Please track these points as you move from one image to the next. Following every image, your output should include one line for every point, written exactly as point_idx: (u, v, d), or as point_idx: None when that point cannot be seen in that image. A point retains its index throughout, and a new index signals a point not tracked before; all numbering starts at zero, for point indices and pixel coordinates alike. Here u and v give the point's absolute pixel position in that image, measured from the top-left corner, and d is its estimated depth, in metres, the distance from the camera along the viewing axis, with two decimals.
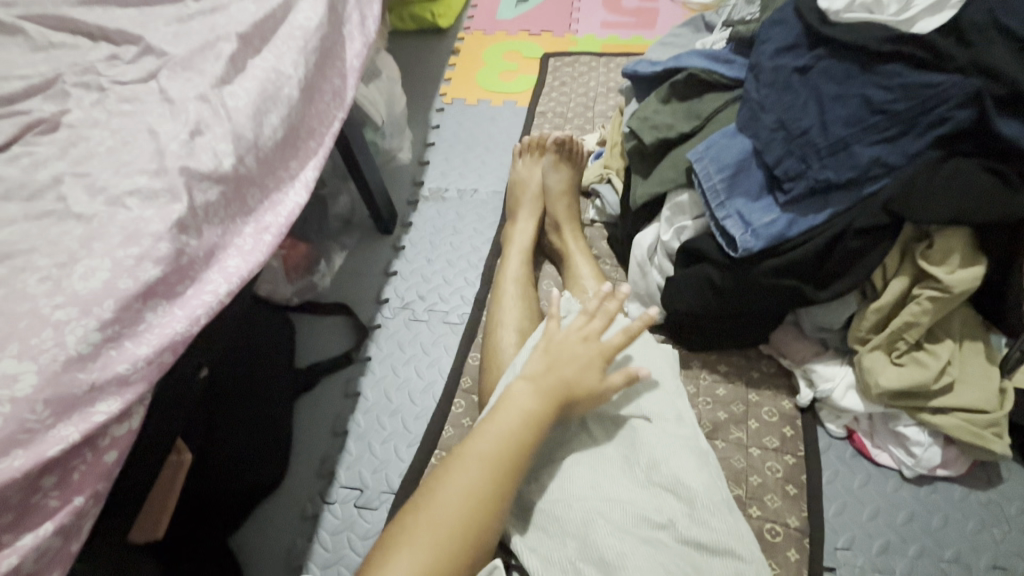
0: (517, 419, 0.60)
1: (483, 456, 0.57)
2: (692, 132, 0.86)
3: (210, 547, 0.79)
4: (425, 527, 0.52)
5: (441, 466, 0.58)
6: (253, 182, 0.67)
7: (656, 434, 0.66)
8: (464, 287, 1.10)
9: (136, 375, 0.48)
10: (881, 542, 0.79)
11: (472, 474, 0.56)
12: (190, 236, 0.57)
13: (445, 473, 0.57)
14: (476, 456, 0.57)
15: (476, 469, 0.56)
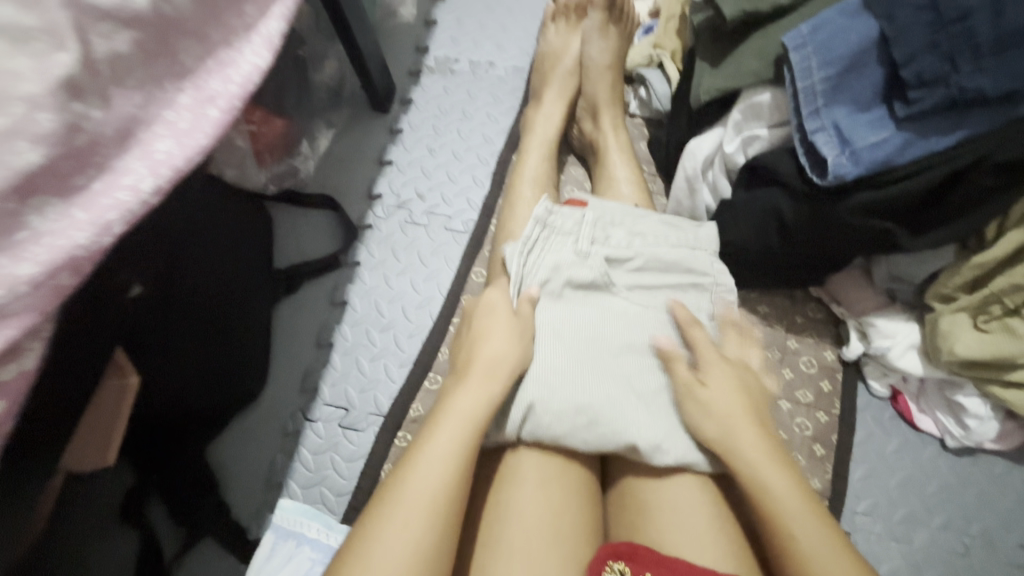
0: (497, 372, 0.56)
1: (462, 418, 0.53)
2: (790, 7, 0.64)
3: (182, 460, 0.72)
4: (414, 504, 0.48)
5: (415, 446, 0.52)
6: (186, 29, 0.48)
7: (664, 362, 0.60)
8: (471, 187, 0.93)
9: (16, 305, 0.35)
10: (905, 511, 0.73)
11: (457, 432, 0.52)
12: (89, 104, 0.40)
13: (427, 438, 0.52)
14: (458, 420, 0.52)
15: (461, 432, 0.52)
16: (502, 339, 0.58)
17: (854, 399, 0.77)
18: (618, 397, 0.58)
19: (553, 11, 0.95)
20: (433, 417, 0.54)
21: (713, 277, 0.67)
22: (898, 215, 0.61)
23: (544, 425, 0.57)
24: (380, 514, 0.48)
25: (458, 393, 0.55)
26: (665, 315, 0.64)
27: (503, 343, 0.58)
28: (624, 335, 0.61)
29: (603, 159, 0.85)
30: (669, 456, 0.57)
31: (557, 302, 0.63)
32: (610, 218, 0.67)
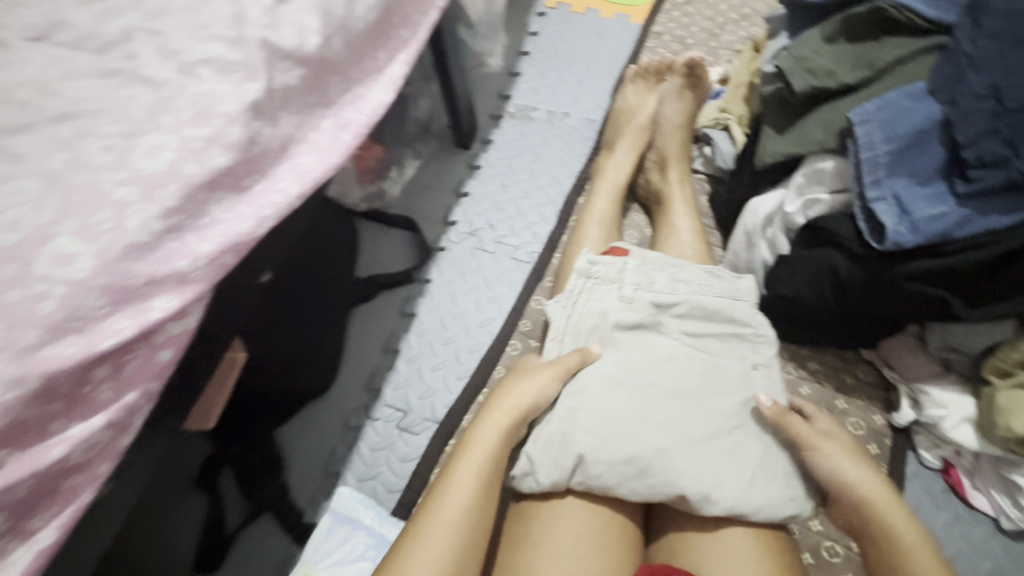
0: (522, 403, 0.58)
1: (483, 449, 0.55)
2: (857, 85, 0.69)
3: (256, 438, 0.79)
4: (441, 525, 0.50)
5: (445, 473, 0.54)
6: (336, 69, 0.59)
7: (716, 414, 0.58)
8: (538, 223, 1.01)
9: (196, 274, 0.44)
10: None
11: (481, 456, 0.54)
12: (265, 123, 0.50)
13: (455, 465, 0.54)
14: (482, 446, 0.55)
15: (482, 454, 0.55)
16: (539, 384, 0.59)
17: (903, 466, 0.77)
18: (668, 446, 0.56)
19: (632, 73, 1.05)
20: (460, 450, 0.56)
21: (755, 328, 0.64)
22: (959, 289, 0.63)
23: (594, 475, 0.55)
24: (410, 536, 0.50)
25: (480, 422, 0.57)
26: (724, 365, 0.62)
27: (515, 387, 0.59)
28: (674, 381, 0.59)
29: (666, 208, 0.90)
30: (718, 505, 0.54)
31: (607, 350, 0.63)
32: (651, 265, 0.67)
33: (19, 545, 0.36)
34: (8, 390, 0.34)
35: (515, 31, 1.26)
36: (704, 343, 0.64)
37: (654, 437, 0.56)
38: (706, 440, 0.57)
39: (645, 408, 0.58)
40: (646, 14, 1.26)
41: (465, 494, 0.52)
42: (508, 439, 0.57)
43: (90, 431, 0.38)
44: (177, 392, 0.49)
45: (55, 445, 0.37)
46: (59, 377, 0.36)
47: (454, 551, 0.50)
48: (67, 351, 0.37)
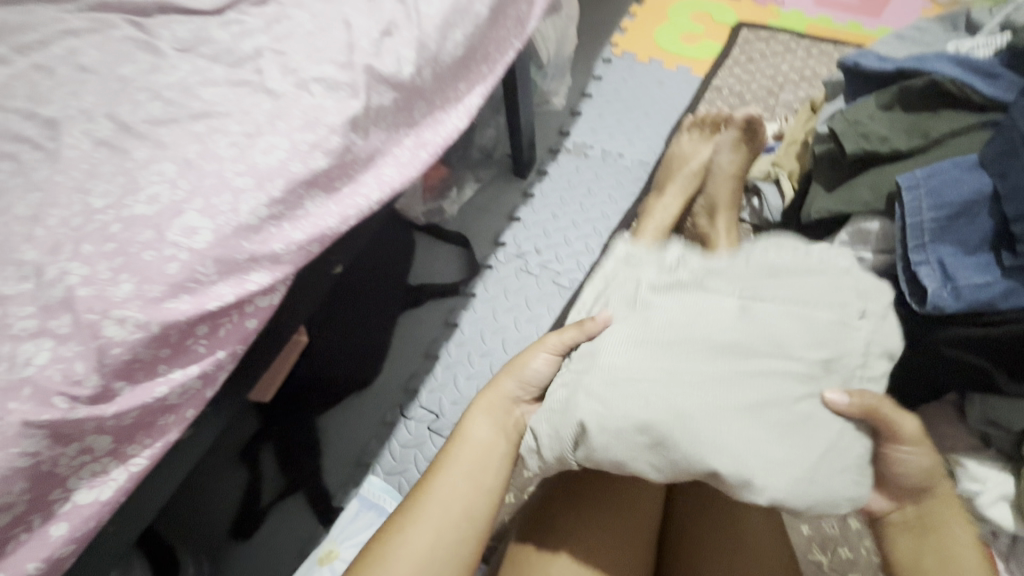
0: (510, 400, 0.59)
1: (469, 446, 0.55)
2: (910, 153, 0.72)
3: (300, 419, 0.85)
4: (431, 518, 0.51)
5: (430, 473, 0.54)
6: (423, 95, 0.66)
7: (774, 378, 0.48)
8: (583, 252, 1.06)
9: (287, 256, 0.50)
10: None
11: (469, 451, 0.55)
12: (359, 135, 0.58)
13: (442, 465, 0.54)
14: (473, 442, 0.55)
15: (470, 450, 0.55)
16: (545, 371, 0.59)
17: None
18: (707, 406, 0.47)
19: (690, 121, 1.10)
20: (447, 447, 0.56)
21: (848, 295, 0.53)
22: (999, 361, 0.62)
23: (600, 447, 0.48)
24: (391, 536, 0.51)
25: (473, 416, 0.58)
26: (801, 347, 0.50)
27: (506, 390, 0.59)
28: (720, 335, 0.50)
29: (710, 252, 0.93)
30: (765, 495, 0.45)
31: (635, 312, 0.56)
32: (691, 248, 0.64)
33: (118, 465, 0.42)
34: (135, 330, 0.41)
35: (581, 74, 1.34)
36: (772, 297, 0.53)
37: (689, 386, 0.47)
38: (756, 409, 0.47)
39: (680, 367, 0.49)
40: (708, 68, 1.32)
41: (460, 489, 0.53)
42: (501, 436, 0.57)
43: (185, 377, 0.45)
44: (252, 361, 0.56)
45: (158, 385, 0.43)
46: (170, 328, 0.43)
47: (439, 547, 0.50)
48: (182, 306, 0.43)
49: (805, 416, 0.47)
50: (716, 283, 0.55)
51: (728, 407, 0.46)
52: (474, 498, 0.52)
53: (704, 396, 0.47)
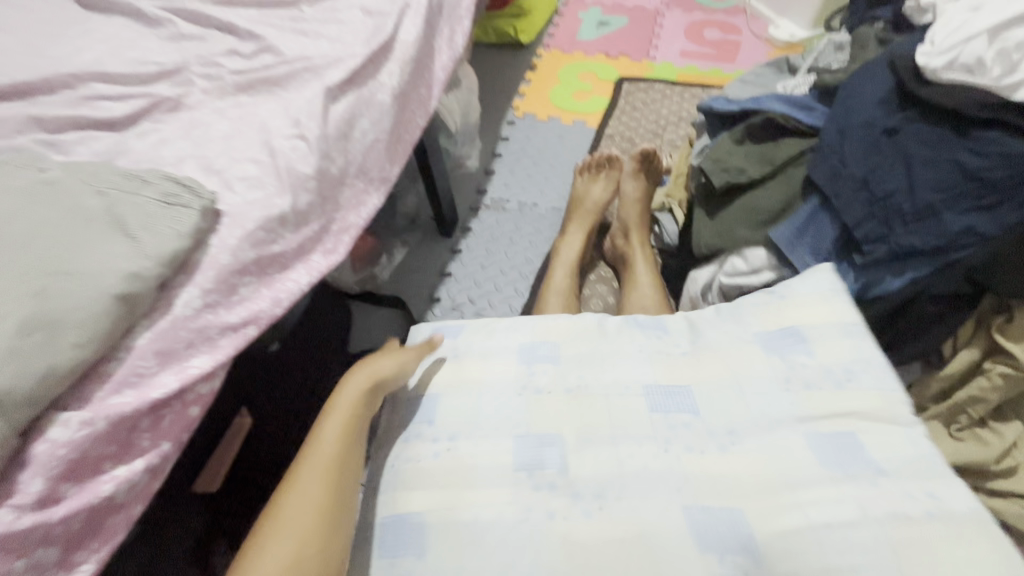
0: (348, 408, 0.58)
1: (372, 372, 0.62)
2: (764, 178, 0.86)
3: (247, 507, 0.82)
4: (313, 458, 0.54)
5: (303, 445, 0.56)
6: (342, 183, 0.73)
7: (127, 195, 0.52)
8: (514, 296, 1.16)
9: (225, 340, 0.54)
10: None
11: (331, 437, 0.56)
12: (287, 229, 0.64)
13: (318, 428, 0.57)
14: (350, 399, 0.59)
15: (333, 439, 0.56)
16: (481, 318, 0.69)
17: None
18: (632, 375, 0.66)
19: (581, 166, 1.23)
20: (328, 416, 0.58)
21: (83, 175, 0.53)
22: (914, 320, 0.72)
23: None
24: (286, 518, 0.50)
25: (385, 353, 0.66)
26: (173, 175, 0.57)
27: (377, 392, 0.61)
28: (90, 198, 0.51)
29: (632, 271, 1.05)
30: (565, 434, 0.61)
31: (75, 211, 0.49)
32: None
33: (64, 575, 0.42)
34: (81, 428, 0.44)
35: (491, 136, 1.49)
36: (130, 198, 0.52)
37: (105, 207, 0.51)
38: (194, 185, 0.56)
39: (64, 220, 0.48)
40: (599, 120, 1.51)
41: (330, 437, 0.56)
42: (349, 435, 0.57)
43: (133, 473, 0.46)
44: None
45: (103, 483, 0.44)
46: (116, 423, 0.45)
47: (320, 491, 0.52)
48: (126, 400, 0.46)
49: (202, 186, 0.57)
50: (75, 202, 0.50)
51: (124, 200, 0.52)
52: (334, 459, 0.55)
53: (124, 199, 0.52)
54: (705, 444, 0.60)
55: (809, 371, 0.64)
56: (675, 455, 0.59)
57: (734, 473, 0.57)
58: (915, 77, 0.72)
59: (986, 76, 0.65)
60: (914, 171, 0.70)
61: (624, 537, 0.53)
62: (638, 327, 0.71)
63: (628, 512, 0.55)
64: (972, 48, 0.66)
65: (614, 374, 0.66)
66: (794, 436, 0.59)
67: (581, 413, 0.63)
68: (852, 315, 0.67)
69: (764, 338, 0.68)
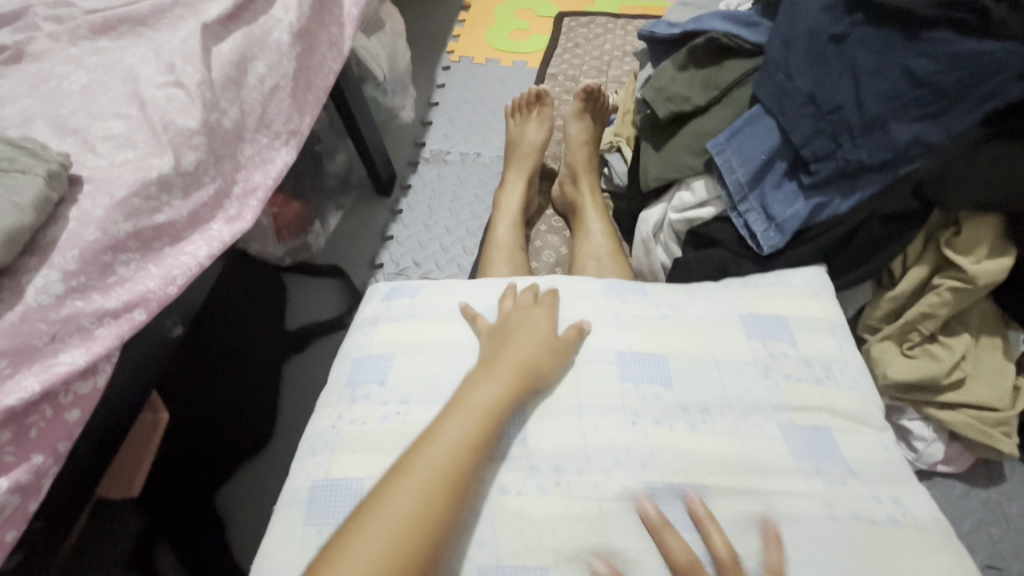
0: (470, 415, 0.53)
1: (517, 367, 0.58)
2: (710, 105, 0.80)
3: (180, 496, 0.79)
4: (416, 474, 0.48)
5: (414, 451, 0.51)
6: (239, 138, 0.64)
7: None
8: (462, 255, 1.09)
9: (102, 329, 0.46)
10: (972, 520, 0.79)
11: (442, 452, 0.50)
12: (173, 194, 0.55)
13: (436, 431, 0.52)
14: (465, 411, 0.53)
15: (442, 457, 0.50)
16: (533, 339, 0.61)
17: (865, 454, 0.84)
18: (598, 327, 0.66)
19: (511, 108, 1.15)
20: (447, 413, 0.53)
21: None
22: (860, 242, 0.71)
23: None
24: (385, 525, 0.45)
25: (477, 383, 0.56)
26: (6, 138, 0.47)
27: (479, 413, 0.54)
28: None
29: (582, 217, 1.00)
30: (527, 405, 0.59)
31: None
32: None
33: None
34: None
35: (426, 84, 1.37)
36: None
37: None
38: (33, 148, 0.47)
39: None
40: (540, 59, 1.41)
41: (442, 458, 0.50)
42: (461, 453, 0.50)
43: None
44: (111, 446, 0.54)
45: None
46: None
47: (416, 510, 0.46)
48: None
49: (45, 148, 0.48)
50: None
51: None
52: (428, 466, 0.49)
53: None
54: (674, 418, 0.59)
55: (789, 362, 0.63)
56: (643, 427, 0.58)
57: (690, 446, 0.57)
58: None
59: None
60: (862, 80, 0.66)
61: (582, 515, 0.52)
62: (616, 297, 0.69)
63: (587, 490, 0.54)
64: None
65: (590, 344, 0.64)
66: (771, 427, 0.58)
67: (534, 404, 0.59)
68: (837, 315, 0.68)
69: (748, 321, 0.66)
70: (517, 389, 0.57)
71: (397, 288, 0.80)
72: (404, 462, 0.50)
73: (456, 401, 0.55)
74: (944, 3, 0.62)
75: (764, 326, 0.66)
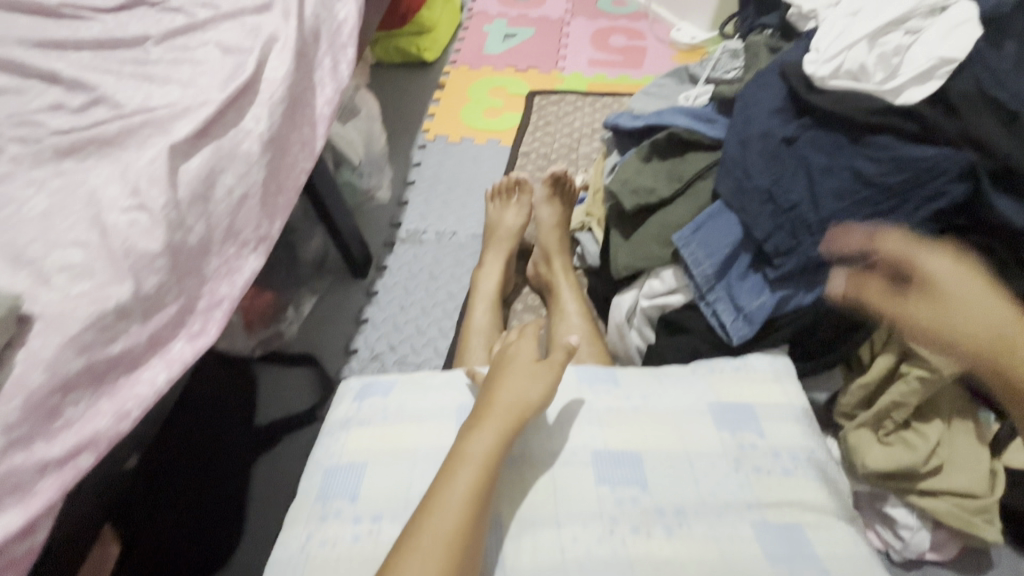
0: (472, 469, 0.55)
1: (509, 409, 0.61)
2: (675, 196, 0.83)
3: None
4: (428, 540, 0.50)
5: (419, 516, 0.52)
6: (205, 252, 0.63)
7: None
8: (438, 337, 1.08)
9: (43, 482, 0.45)
10: None
11: (450, 511, 0.52)
12: (132, 321, 0.53)
13: (440, 491, 0.53)
14: (468, 466, 0.55)
15: (449, 516, 0.51)
16: (520, 384, 0.63)
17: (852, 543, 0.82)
18: (575, 417, 0.66)
19: (490, 192, 1.17)
20: (449, 470, 0.55)
21: None
22: (829, 330, 0.73)
23: None
24: None
25: (474, 436, 0.58)
26: None
27: (480, 461, 0.56)
28: None
29: (557, 298, 1.01)
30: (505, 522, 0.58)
31: None
32: None
33: None
34: None
35: (402, 163, 1.40)
36: None
37: None
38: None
39: None
40: (513, 137, 1.45)
41: (449, 519, 0.51)
42: (468, 508, 0.52)
43: None
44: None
45: None
46: None
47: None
48: None
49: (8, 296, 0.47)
50: None
51: None
52: (438, 530, 0.50)
53: None
54: (652, 524, 0.58)
55: (758, 453, 0.63)
56: (621, 537, 0.57)
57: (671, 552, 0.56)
58: (805, 85, 0.71)
59: (871, 81, 0.67)
60: (815, 179, 0.69)
61: None
62: (589, 385, 0.69)
63: None
64: (854, 55, 0.68)
65: (562, 442, 0.64)
66: (743, 526, 0.58)
67: (509, 485, 0.61)
68: (800, 401, 0.70)
69: (718, 411, 0.67)
70: (512, 434, 0.59)
71: (369, 383, 0.78)
72: (412, 527, 0.51)
73: (455, 457, 0.57)
74: (883, 110, 0.66)
75: (736, 415, 0.67)
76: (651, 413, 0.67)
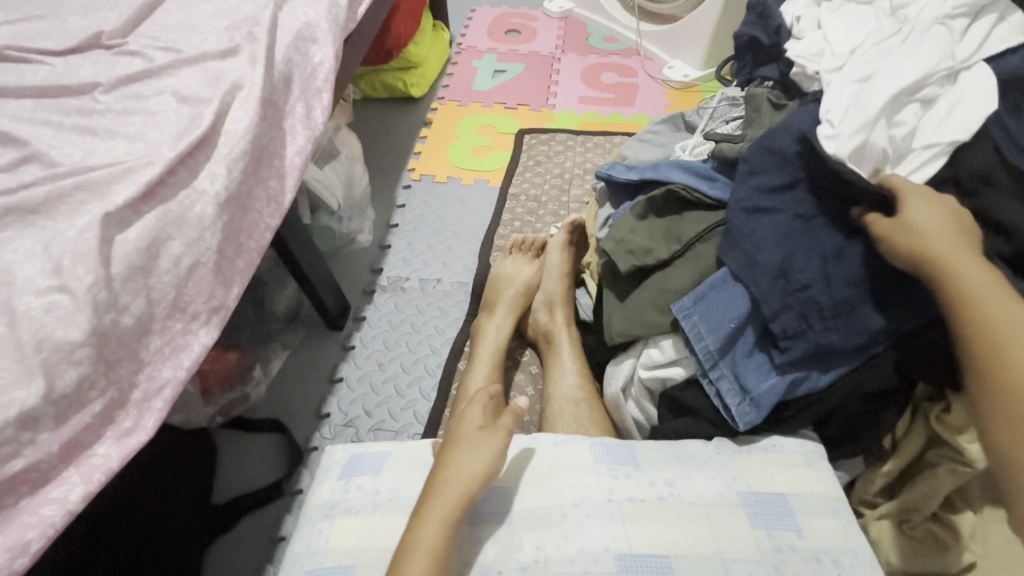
0: (421, 562, 0.50)
1: (461, 485, 0.55)
2: (674, 258, 0.77)
3: None
4: None
5: None
6: (144, 331, 0.55)
7: None
8: (419, 398, 0.99)
9: None
10: None
11: None
12: (40, 428, 0.45)
13: None
14: (416, 559, 0.50)
15: None
16: (471, 453, 0.58)
17: None
18: (592, 509, 0.59)
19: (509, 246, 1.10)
20: (397, 564, 0.50)
21: None
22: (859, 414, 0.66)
23: None
24: None
25: (421, 521, 0.53)
26: None
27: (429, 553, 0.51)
28: None
29: (557, 350, 0.93)
30: None
31: None
32: None
33: None
34: None
35: (385, 204, 1.34)
36: None
37: None
38: None
39: None
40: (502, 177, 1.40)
41: None
42: None
43: None
44: None
45: None
46: None
47: None
48: None
49: None
50: None
51: None
52: None
53: None
54: None
55: (798, 557, 0.56)
56: None
57: None
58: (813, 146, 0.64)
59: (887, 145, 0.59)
60: (827, 262, 0.62)
61: None
62: (606, 468, 0.63)
63: None
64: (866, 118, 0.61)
65: (581, 544, 0.56)
66: None
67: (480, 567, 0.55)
68: (837, 489, 0.62)
69: (749, 502, 0.60)
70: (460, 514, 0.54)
71: (357, 455, 0.66)
72: None
73: (404, 549, 0.52)
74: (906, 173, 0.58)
75: (769, 508, 0.59)
76: (679, 505, 0.59)
